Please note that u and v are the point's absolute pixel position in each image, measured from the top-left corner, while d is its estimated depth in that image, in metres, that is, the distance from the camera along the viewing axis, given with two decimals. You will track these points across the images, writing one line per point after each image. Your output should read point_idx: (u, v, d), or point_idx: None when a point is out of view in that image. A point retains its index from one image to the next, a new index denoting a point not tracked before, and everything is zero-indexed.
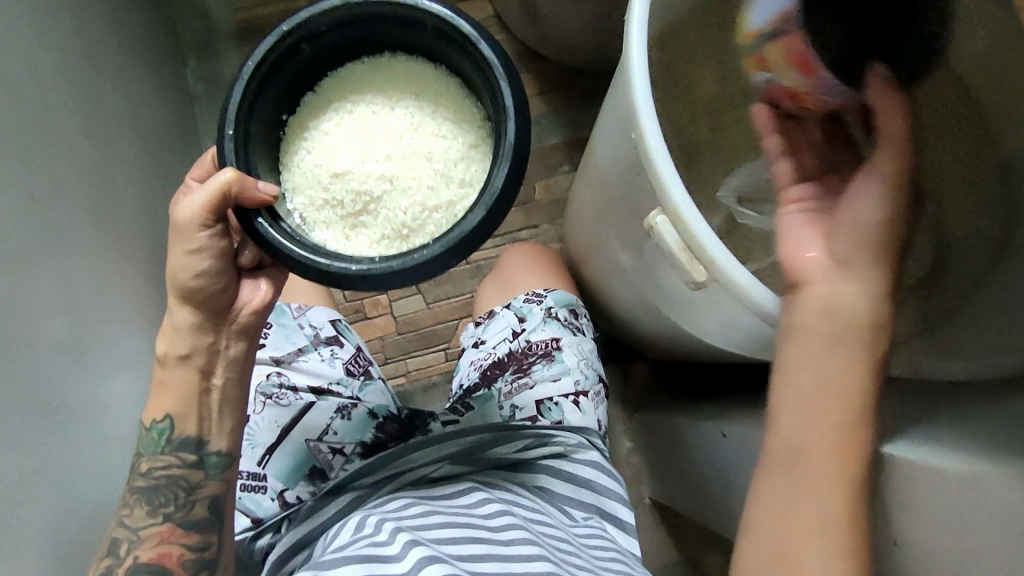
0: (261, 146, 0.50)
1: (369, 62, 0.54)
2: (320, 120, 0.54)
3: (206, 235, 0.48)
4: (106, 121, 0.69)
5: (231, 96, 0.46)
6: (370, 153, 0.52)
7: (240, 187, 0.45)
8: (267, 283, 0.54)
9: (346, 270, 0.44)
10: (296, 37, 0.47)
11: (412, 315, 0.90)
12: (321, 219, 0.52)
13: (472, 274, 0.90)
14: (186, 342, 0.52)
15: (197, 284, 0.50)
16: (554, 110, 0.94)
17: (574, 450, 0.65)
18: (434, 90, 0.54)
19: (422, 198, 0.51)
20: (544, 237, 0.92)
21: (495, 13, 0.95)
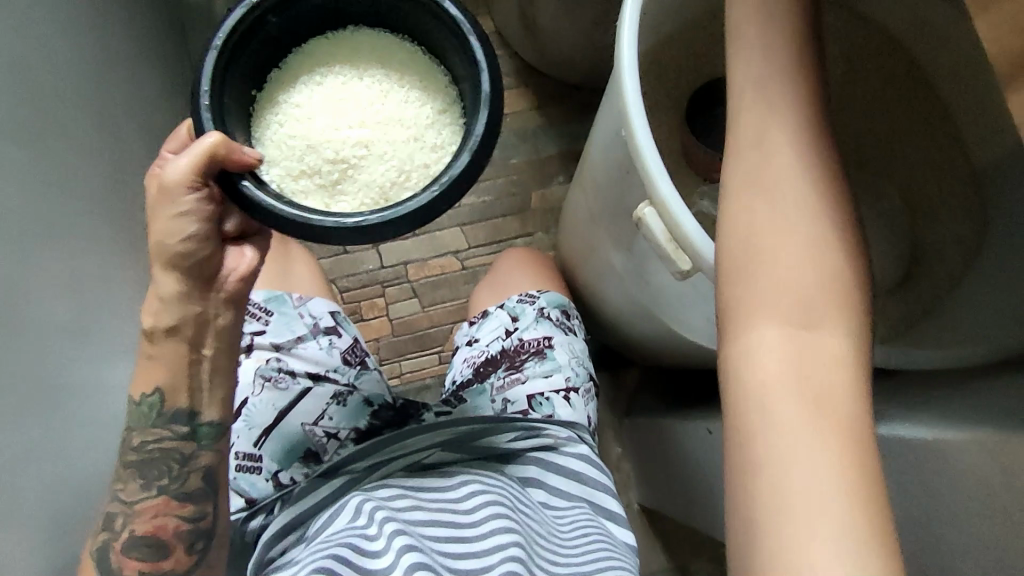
0: (235, 118, 0.51)
1: (333, 39, 0.58)
2: (291, 94, 0.56)
3: (192, 198, 0.47)
4: (114, 115, 0.72)
5: (205, 63, 0.47)
6: (342, 122, 0.55)
7: (226, 149, 0.46)
8: (253, 250, 0.52)
9: (338, 224, 0.46)
10: (266, 8, 0.49)
11: (407, 317, 0.91)
12: (299, 189, 0.53)
13: (467, 279, 0.92)
14: (173, 315, 0.49)
15: (184, 249, 0.47)
16: (549, 123, 0.97)
17: (565, 443, 0.67)
18: (398, 62, 0.58)
19: (398, 160, 0.54)
20: (538, 245, 0.95)
21: (494, 29, 0.99)
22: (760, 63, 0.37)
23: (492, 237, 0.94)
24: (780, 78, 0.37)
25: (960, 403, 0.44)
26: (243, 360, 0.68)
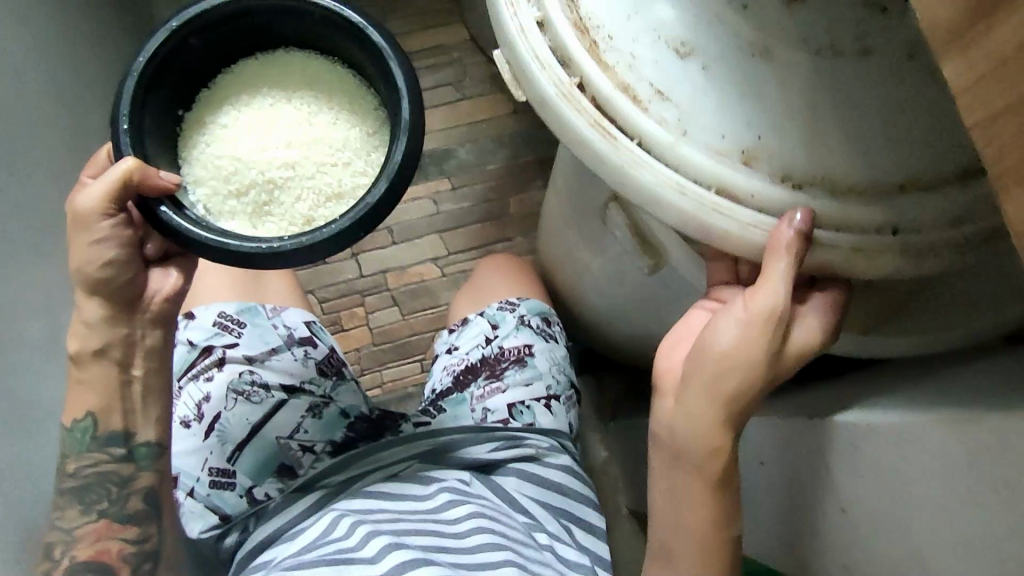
0: (159, 139, 0.52)
1: (262, 58, 0.57)
2: (218, 113, 0.56)
3: (107, 224, 0.51)
4: (85, 134, 0.73)
5: (125, 89, 0.48)
6: (269, 142, 0.55)
7: (141, 175, 0.47)
8: (177, 272, 0.56)
9: (253, 249, 0.46)
10: (188, 31, 0.50)
11: (386, 326, 0.91)
12: (228, 209, 0.54)
13: (448, 286, 0.92)
14: (100, 337, 0.54)
15: (105, 273, 0.53)
16: (527, 127, 0.97)
17: (546, 453, 0.66)
18: (325, 84, 0.57)
19: (323, 184, 0.55)
20: (518, 249, 0.94)
21: (469, 37, 0.99)
22: (677, 414, 0.46)
23: (471, 244, 0.93)
24: (693, 440, 0.45)
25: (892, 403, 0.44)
26: (215, 373, 0.66)
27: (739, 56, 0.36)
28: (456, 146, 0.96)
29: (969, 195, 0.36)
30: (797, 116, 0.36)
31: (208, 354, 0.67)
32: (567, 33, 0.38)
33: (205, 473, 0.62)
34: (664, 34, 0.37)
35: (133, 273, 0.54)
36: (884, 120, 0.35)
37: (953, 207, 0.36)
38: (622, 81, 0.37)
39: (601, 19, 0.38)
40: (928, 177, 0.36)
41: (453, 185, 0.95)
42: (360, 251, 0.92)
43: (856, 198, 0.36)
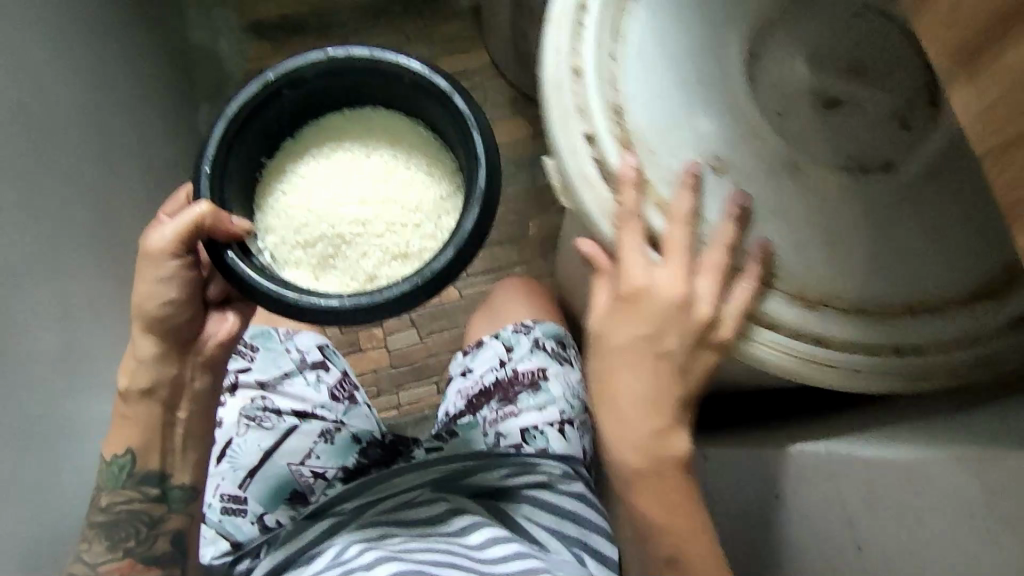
0: (235, 186, 0.58)
1: (349, 115, 0.64)
2: (300, 164, 0.64)
3: (174, 265, 0.54)
4: (117, 153, 0.74)
5: (213, 133, 0.54)
6: (343, 199, 0.63)
7: (213, 221, 0.51)
8: (234, 315, 0.59)
9: (319, 303, 0.51)
10: (282, 83, 0.56)
11: (405, 348, 0.91)
12: (293, 258, 0.61)
13: (466, 308, 0.92)
14: (148, 377, 0.56)
15: (163, 312, 0.55)
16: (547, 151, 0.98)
17: (559, 481, 0.65)
18: (405, 144, 0.65)
19: (387, 243, 0.62)
20: (536, 272, 0.94)
21: (491, 62, 1.01)
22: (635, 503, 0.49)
23: (489, 266, 0.93)
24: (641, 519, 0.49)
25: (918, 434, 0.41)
26: (228, 399, 0.68)
27: (765, 192, 0.44)
28: None
29: (975, 314, 0.42)
30: (801, 251, 0.43)
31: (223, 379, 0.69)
32: (616, 159, 0.44)
33: (217, 499, 0.64)
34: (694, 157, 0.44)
35: (190, 312, 0.56)
36: (898, 244, 0.42)
37: (948, 332, 0.42)
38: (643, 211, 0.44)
39: (655, 145, 0.44)
40: (933, 299, 0.42)
41: None
42: None
43: (867, 316, 0.43)
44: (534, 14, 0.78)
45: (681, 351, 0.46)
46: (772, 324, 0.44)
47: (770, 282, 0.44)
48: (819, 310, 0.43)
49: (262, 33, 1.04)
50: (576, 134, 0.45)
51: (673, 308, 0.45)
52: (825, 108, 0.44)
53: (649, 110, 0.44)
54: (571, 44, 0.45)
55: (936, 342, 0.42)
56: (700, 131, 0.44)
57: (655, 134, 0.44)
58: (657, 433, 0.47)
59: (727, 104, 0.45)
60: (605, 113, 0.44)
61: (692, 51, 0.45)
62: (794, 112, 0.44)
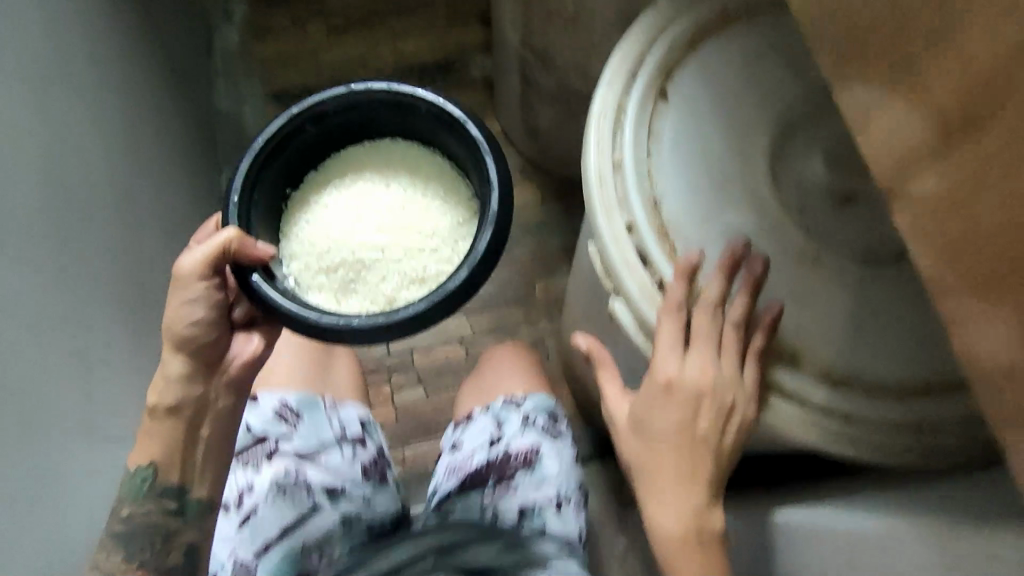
0: (263, 218, 0.62)
1: (369, 149, 0.69)
2: (322, 195, 0.68)
3: (202, 286, 0.59)
4: (142, 216, 0.79)
5: (240, 165, 0.59)
6: (363, 227, 0.66)
7: (239, 245, 0.55)
8: (258, 337, 0.64)
9: (343, 325, 0.54)
10: (305, 117, 0.62)
11: (411, 405, 0.93)
12: (315, 283, 0.64)
13: (471, 367, 0.94)
14: (175, 394, 0.60)
15: (191, 332, 0.60)
16: (553, 216, 1.02)
17: (554, 559, 0.67)
18: (422, 175, 0.69)
19: (404, 268, 0.65)
20: (542, 332, 0.97)
21: (501, 131, 1.07)
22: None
23: (495, 326, 0.96)
24: None
25: (898, 496, 0.43)
26: (263, 466, 0.69)
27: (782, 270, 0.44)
28: None
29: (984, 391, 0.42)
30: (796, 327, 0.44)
31: (263, 442, 0.70)
32: (658, 252, 0.45)
33: (231, 565, 0.65)
34: (723, 235, 0.45)
35: (216, 331, 0.61)
36: (909, 325, 0.43)
37: (964, 412, 0.42)
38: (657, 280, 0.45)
39: (689, 234, 0.45)
40: (944, 380, 0.43)
41: None
42: None
43: (885, 395, 0.43)
44: (540, 91, 0.83)
45: (714, 436, 0.44)
46: (783, 393, 0.44)
47: (789, 356, 0.44)
48: (837, 389, 0.43)
49: (283, 102, 1.10)
50: (616, 225, 0.45)
51: (705, 395, 0.43)
52: (841, 203, 0.45)
53: (679, 197, 0.45)
54: (610, 140, 0.46)
55: (953, 421, 0.42)
56: (733, 220, 0.45)
57: (691, 223, 0.45)
58: (698, 510, 0.44)
59: (748, 187, 0.45)
60: (643, 203, 0.45)
61: (718, 140, 0.46)
62: (813, 208, 0.45)
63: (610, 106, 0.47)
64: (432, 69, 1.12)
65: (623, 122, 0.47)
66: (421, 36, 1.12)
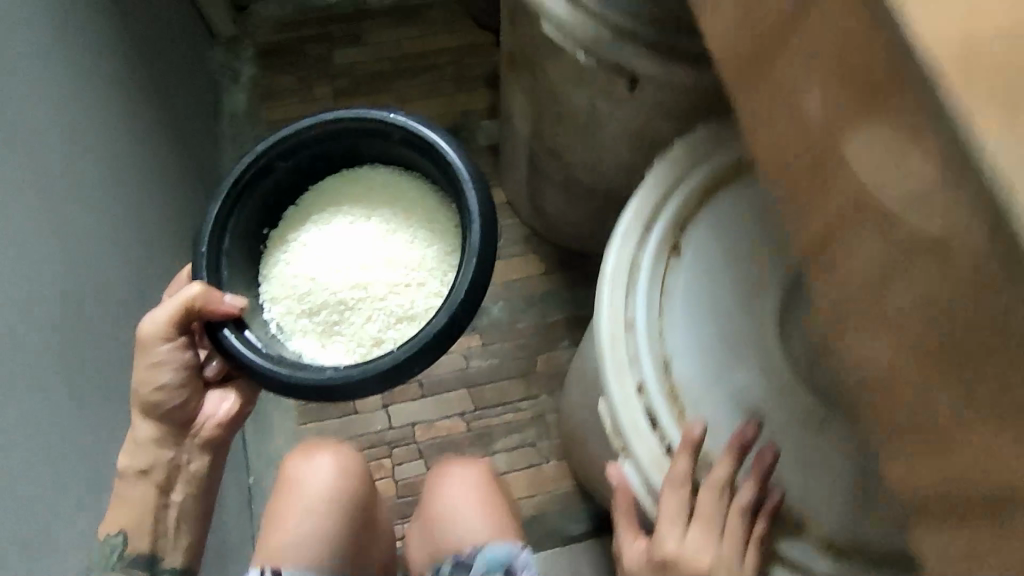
0: (236, 258, 0.69)
1: (348, 180, 0.77)
2: (298, 232, 0.75)
3: (166, 348, 0.63)
4: (148, 296, 0.80)
5: (209, 214, 0.66)
6: (343, 269, 0.73)
7: (203, 300, 0.61)
8: (232, 394, 0.69)
9: (318, 379, 0.60)
10: (271, 154, 0.69)
11: (412, 479, 0.93)
12: (299, 327, 0.71)
13: (473, 441, 0.95)
14: (147, 458, 0.63)
15: (157, 397, 0.64)
16: (557, 288, 1.03)
17: None
18: (402, 203, 0.76)
19: (385, 308, 0.73)
20: (543, 406, 0.97)
21: (507, 200, 1.08)
22: None
23: (498, 399, 0.97)
24: None
25: None
26: None
27: (785, 423, 0.46)
28: (488, 303, 1.02)
29: None
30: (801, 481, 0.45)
31: None
32: (666, 416, 0.46)
33: None
34: (738, 400, 0.47)
35: (190, 389, 0.66)
36: None
37: None
38: (666, 440, 0.46)
39: (699, 398, 0.47)
40: None
41: (483, 341, 1.00)
42: (391, 403, 0.96)
43: (879, 562, 0.45)
44: (550, 178, 0.85)
45: None
46: (790, 566, 0.46)
47: (792, 522, 0.46)
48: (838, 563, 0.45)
49: None
50: (627, 389, 0.47)
51: None
52: None
53: (690, 358, 0.47)
54: (622, 300, 0.49)
55: None
56: (742, 380, 0.47)
57: (701, 384, 0.47)
58: None
59: (757, 342, 0.48)
60: (653, 364, 0.47)
61: (728, 300, 0.49)
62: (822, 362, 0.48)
63: (623, 266, 0.49)
64: None
65: (634, 283, 0.49)
66: (428, 97, 1.15)
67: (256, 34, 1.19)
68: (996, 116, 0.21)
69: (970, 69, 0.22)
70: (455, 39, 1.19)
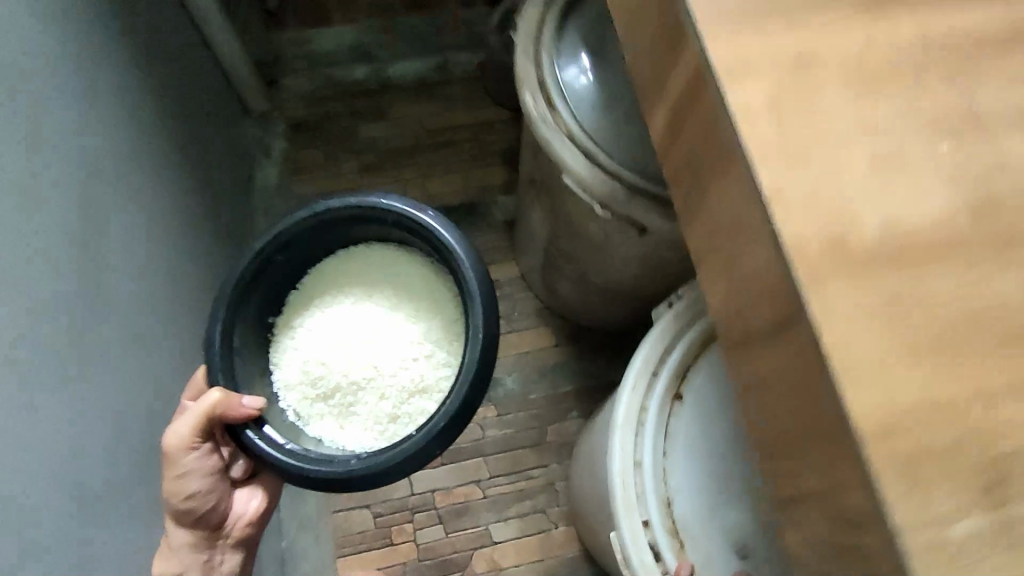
0: (249, 357, 0.67)
1: (344, 257, 0.73)
2: (304, 315, 0.71)
3: (192, 457, 0.67)
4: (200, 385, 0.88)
5: (216, 317, 0.64)
6: (352, 346, 0.69)
7: (224, 407, 0.61)
8: (259, 492, 0.75)
9: (340, 471, 0.59)
10: (271, 249, 0.67)
11: (432, 542, 1.00)
12: (315, 412, 0.68)
13: (488, 507, 1.02)
14: (181, 561, 0.68)
15: (188, 505, 0.69)
16: (567, 361, 1.10)
17: None
18: (402, 274, 0.71)
19: (398, 383, 0.68)
20: (554, 475, 1.04)
21: (522, 275, 1.15)
22: None
23: (511, 468, 1.04)
24: None
25: None
26: None
27: (775, 558, 0.53)
28: (503, 375, 1.09)
29: None
30: None
31: None
32: (669, 551, 0.53)
33: None
34: (729, 537, 0.54)
35: (220, 492, 0.71)
36: None
37: None
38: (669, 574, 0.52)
39: (696, 534, 0.54)
40: None
41: (499, 411, 1.07)
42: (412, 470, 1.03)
43: None
44: (564, 274, 0.92)
45: None
46: None
47: None
48: None
49: None
50: (635, 526, 0.53)
51: None
52: None
53: (689, 496, 0.55)
54: (632, 443, 0.56)
55: None
56: (732, 518, 0.54)
57: (698, 521, 0.54)
58: None
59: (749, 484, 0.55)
60: (657, 503, 0.54)
61: (724, 445, 0.56)
62: None
63: (631, 411, 0.57)
64: (457, 209, 1.20)
65: (641, 427, 0.57)
66: (449, 173, 1.23)
67: (286, 109, 1.26)
68: (899, 485, 0.27)
69: (884, 438, 0.27)
70: (474, 116, 1.27)
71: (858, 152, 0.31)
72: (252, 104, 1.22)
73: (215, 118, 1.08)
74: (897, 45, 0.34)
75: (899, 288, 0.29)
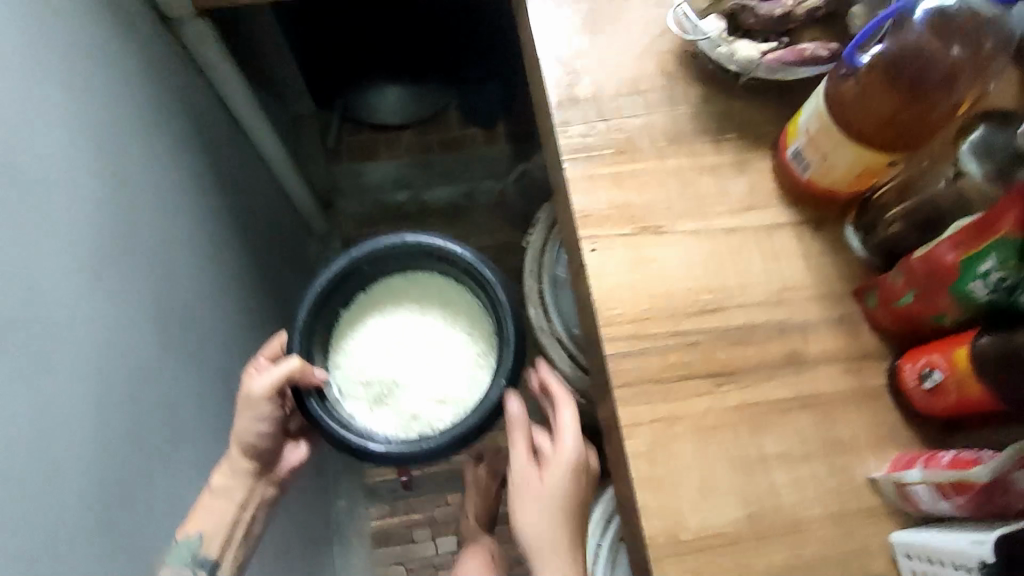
0: (319, 338, 0.90)
1: (413, 278, 0.96)
2: (367, 315, 0.95)
3: (267, 405, 0.87)
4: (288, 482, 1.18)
5: (306, 302, 0.86)
6: (398, 355, 0.94)
7: (302, 373, 0.82)
8: (304, 445, 0.99)
9: (371, 447, 0.80)
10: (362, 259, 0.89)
11: None
12: (355, 393, 0.91)
13: None
14: (235, 483, 0.91)
15: (255, 440, 0.90)
16: None
17: None
18: (454, 308, 0.96)
19: (428, 391, 0.92)
20: None
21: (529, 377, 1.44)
22: None
23: None
24: None
25: None
26: None
27: None
28: None
29: None
30: None
31: None
32: None
33: None
34: None
35: (274, 439, 0.93)
36: None
37: None
38: None
39: None
40: None
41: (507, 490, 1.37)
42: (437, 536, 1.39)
43: None
44: None
45: None
46: None
47: None
48: None
49: None
50: None
51: None
52: None
53: None
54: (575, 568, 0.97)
55: None
56: None
57: None
58: None
59: None
60: None
61: None
62: None
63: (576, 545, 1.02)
64: None
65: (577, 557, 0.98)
66: None
67: (342, 230, 1.55)
68: None
69: None
70: (494, 235, 1.55)
71: (689, 486, 0.60)
72: (316, 229, 1.52)
73: (287, 251, 1.39)
74: (722, 408, 0.62)
75: (700, 564, 0.58)
